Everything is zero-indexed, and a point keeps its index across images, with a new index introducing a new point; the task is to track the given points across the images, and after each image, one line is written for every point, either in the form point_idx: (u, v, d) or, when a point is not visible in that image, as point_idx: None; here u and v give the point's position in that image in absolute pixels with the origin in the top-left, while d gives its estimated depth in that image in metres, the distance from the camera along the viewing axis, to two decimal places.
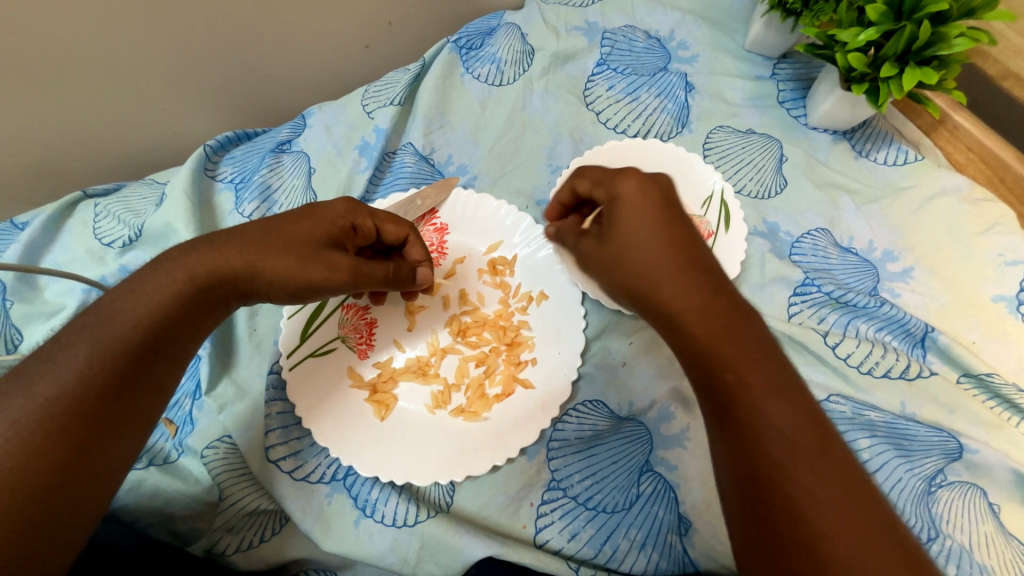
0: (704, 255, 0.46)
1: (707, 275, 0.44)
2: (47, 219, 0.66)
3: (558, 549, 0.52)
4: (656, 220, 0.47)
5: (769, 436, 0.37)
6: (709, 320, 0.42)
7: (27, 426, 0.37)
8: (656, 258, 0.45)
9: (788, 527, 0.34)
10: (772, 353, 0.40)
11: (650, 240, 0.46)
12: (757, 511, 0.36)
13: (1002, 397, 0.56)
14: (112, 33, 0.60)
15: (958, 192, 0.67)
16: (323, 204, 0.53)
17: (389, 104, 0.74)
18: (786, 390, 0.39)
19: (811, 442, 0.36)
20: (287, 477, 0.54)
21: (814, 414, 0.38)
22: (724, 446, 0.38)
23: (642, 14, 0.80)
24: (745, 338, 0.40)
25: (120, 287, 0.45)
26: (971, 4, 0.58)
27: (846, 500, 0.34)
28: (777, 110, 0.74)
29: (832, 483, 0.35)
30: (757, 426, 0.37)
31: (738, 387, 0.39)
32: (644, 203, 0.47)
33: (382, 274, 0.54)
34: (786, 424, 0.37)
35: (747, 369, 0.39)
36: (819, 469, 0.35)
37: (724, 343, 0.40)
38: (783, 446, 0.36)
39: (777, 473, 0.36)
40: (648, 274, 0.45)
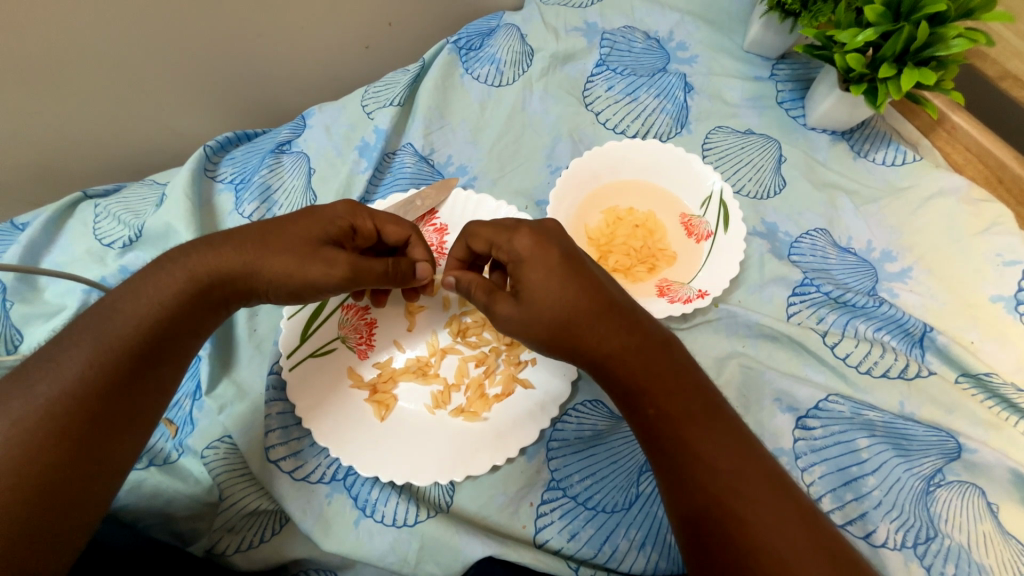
0: (614, 294, 0.47)
1: (621, 315, 0.45)
2: (47, 220, 0.66)
3: (558, 549, 0.52)
4: (559, 271, 0.46)
5: (699, 467, 0.40)
6: (633, 362, 0.44)
7: (28, 425, 0.37)
8: (569, 309, 0.45)
9: (727, 551, 0.37)
10: (692, 384, 0.43)
11: (557, 293, 0.45)
12: (701, 539, 0.38)
13: (1001, 396, 0.56)
14: (112, 34, 0.61)
15: (956, 192, 0.67)
16: (323, 206, 0.53)
17: (388, 105, 0.74)
18: (707, 418, 0.42)
19: (735, 462, 0.40)
20: (287, 478, 0.54)
21: (735, 433, 0.41)
22: (663, 478, 0.41)
23: (641, 15, 0.81)
24: (665, 375, 0.43)
25: (121, 288, 0.45)
26: (969, 5, 0.58)
27: (775, 513, 0.37)
28: (776, 110, 0.74)
29: (760, 500, 0.38)
30: (687, 457, 0.40)
31: (668, 422, 0.42)
32: (543, 254, 0.47)
33: (382, 270, 0.53)
34: (710, 450, 0.40)
35: (671, 403, 0.42)
36: (746, 490, 0.38)
37: (651, 383, 0.43)
38: (710, 471, 0.39)
39: (709, 499, 0.39)
40: (567, 325, 0.45)
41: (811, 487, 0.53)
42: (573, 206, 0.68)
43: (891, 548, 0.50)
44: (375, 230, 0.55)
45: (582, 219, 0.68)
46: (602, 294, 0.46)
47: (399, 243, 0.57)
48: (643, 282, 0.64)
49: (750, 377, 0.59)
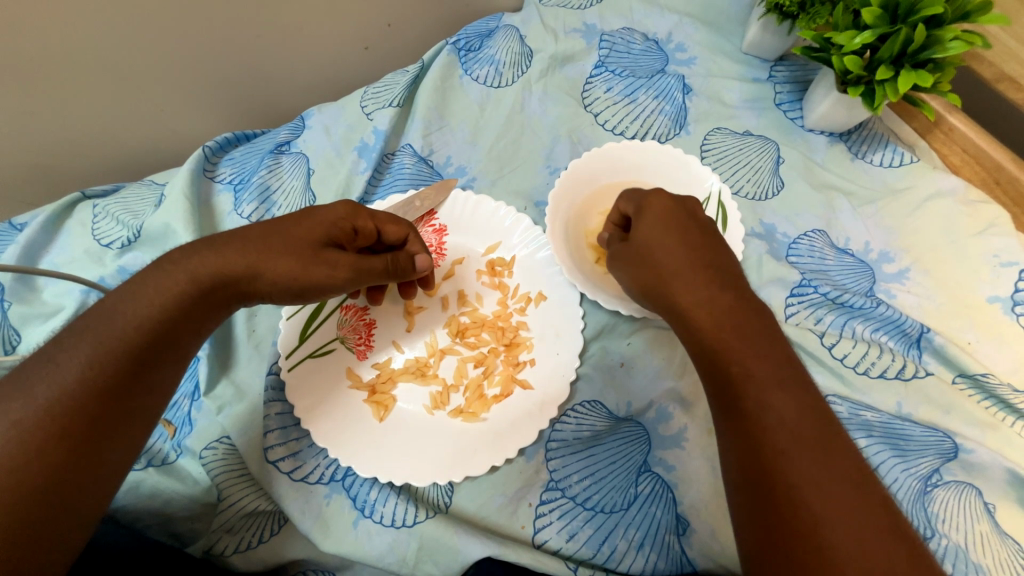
0: (722, 261, 0.52)
1: (726, 282, 0.49)
2: (45, 220, 0.66)
3: (556, 549, 0.52)
4: (679, 231, 0.53)
5: (771, 422, 0.40)
6: (724, 314, 0.47)
7: (28, 425, 0.37)
8: (683, 263, 0.51)
9: (786, 506, 0.37)
10: (779, 351, 0.44)
11: (667, 248, 0.52)
12: (758, 491, 0.39)
13: (997, 397, 0.56)
14: (111, 34, 0.61)
15: (953, 194, 0.67)
16: (325, 207, 0.53)
17: (387, 106, 0.74)
18: (793, 387, 0.42)
19: (814, 433, 0.39)
20: (285, 478, 0.54)
21: (817, 406, 0.41)
22: (729, 430, 0.42)
23: (640, 16, 0.81)
24: (758, 339, 0.45)
25: (121, 289, 0.45)
26: (966, 8, 0.58)
27: (843, 482, 0.37)
28: (774, 112, 0.75)
29: (832, 467, 0.38)
30: (759, 409, 0.41)
31: (746, 377, 0.43)
32: (669, 218, 0.54)
33: (382, 267, 0.54)
34: (789, 415, 0.40)
35: (758, 365, 0.43)
36: (819, 457, 0.38)
37: (732, 335, 0.45)
38: (785, 434, 0.39)
39: (779, 453, 0.39)
40: (669, 272, 0.51)
41: None
42: (571, 207, 0.68)
43: None
44: (376, 230, 0.55)
45: (580, 220, 0.68)
46: (714, 257, 0.52)
47: (397, 242, 0.58)
48: None
49: None
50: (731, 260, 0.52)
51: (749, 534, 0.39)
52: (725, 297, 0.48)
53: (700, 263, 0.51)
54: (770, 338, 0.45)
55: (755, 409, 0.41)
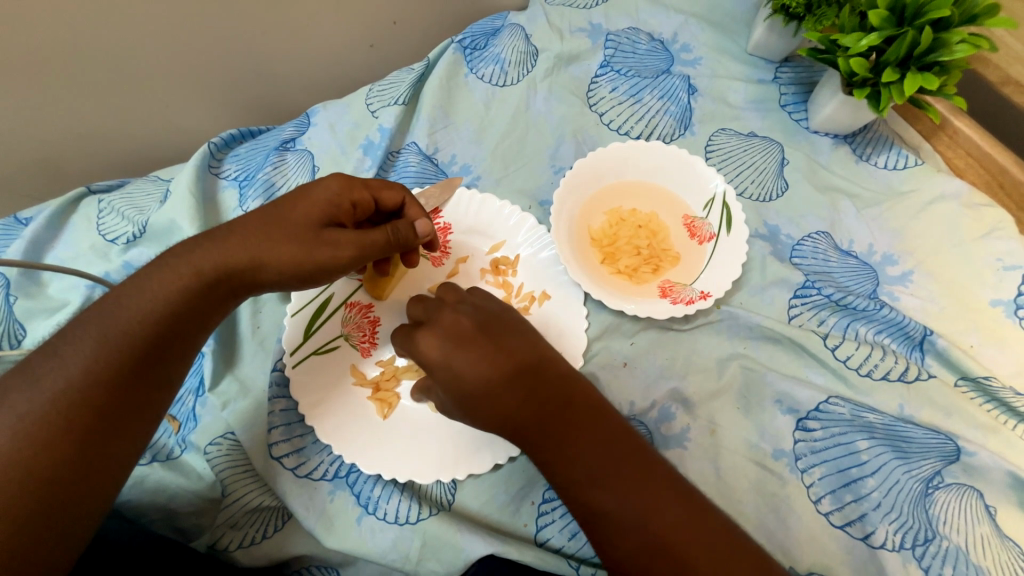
0: (512, 353, 0.49)
1: (518, 390, 0.47)
2: (51, 215, 0.66)
3: (559, 547, 0.52)
4: (469, 330, 0.50)
5: (627, 519, 0.42)
6: (540, 421, 0.46)
7: (35, 417, 0.37)
8: (477, 395, 0.47)
9: None
10: (597, 443, 0.45)
11: (468, 366, 0.48)
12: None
13: (999, 400, 0.57)
14: (118, 31, 0.61)
15: (957, 197, 0.67)
16: (318, 185, 0.52)
17: (393, 104, 0.74)
18: (629, 469, 0.44)
19: (652, 513, 0.42)
20: (290, 474, 0.55)
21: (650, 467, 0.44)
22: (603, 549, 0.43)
23: (645, 16, 0.81)
24: (568, 439, 0.45)
25: (127, 283, 0.45)
26: (974, 11, 0.59)
27: (712, 541, 0.41)
28: (779, 113, 0.75)
29: (698, 534, 0.41)
30: (612, 508, 0.42)
31: (591, 479, 0.44)
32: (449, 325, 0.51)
33: (385, 239, 0.53)
34: (626, 510, 0.42)
35: (579, 469, 0.44)
36: (684, 529, 0.41)
37: (557, 441, 0.45)
38: (633, 528, 0.41)
39: (651, 545, 0.41)
40: (480, 396, 0.47)
41: (811, 488, 0.54)
42: (576, 208, 0.69)
43: (890, 549, 0.51)
44: (372, 200, 0.55)
45: (585, 220, 0.69)
46: (507, 356, 0.49)
47: (395, 208, 0.57)
48: (647, 283, 0.65)
49: (751, 379, 0.59)
50: (520, 345, 0.50)
51: None
52: (530, 406, 0.46)
53: (498, 369, 0.48)
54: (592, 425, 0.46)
55: (612, 513, 0.42)
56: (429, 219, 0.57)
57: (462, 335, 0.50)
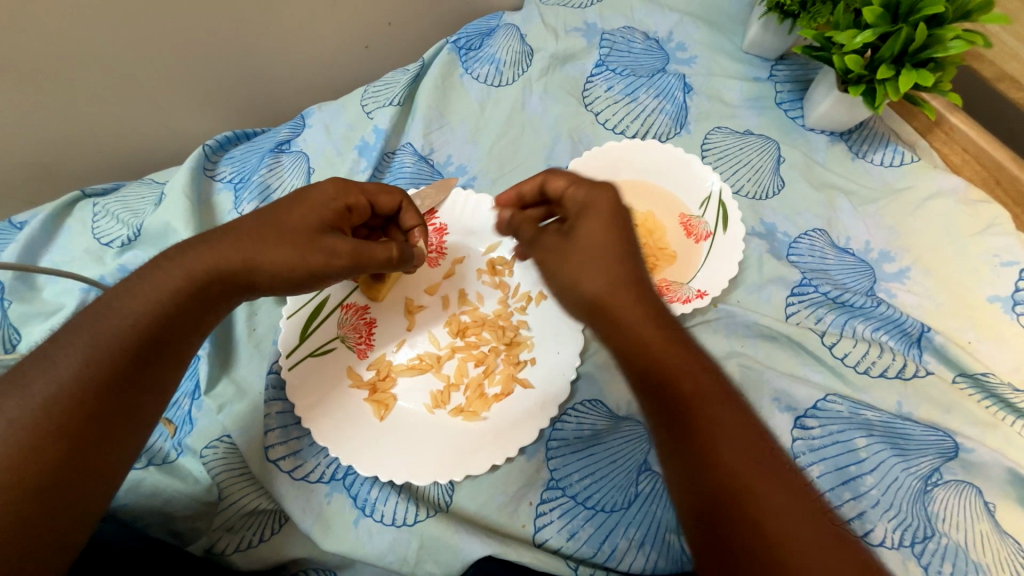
0: (646, 280, 0.48)
1: (649, 299, 0.46)
2: (46, 219, 0.66)
3: (557, 548, 0.52)
4: (611, 238, 0.48)
5: (718, 455, 0.39)
6: (665, 343, 0.44)
7: (26, 423, 0.37)
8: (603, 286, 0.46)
9: (741, 529, 0.36)
10: (712, 376, 0.43)
11: (589, 273, 0.47)
12: (714, 529, 0.37)
13: (997, 396, 0.57)
14: (112, 34, 0.60)
15: (954, 193, 0.67)
16: (315, 189, 0.53)
17: (388, 105, 0.74)
18: (738, 417, 0.41)
19: (752, 453, 0.39)
20: (286, 477, 0.54)
21: (756, 428, 0.41)
22: (681, 476, 0.40)
23: (640, 15, 0.81)
24: (685, 362, 0.43)
25: (118, 287, 0.45)
26: (967, 7, 0.58)
27: (796, 494, 0.37)
28: (775, 111, 0.75)
29: (792, 492, 0.37)
30: (708, 447, 0.39)
31: (696, 415, 0.41)
32: (591, 226, 0.49)
33: (384, 256, 0.52)
34: (725, 438, 0.40)
35: (687, 390, 0.42)
36: (780, 491, 0.37)
37: (667, 366, 0.43)
38: (730, 461, 0.39)
39: (737, 486, 0.38)
40: (597, 296, 0.47)
41: None
42: None
43: (889, 547, 0.50)
44: (368, 205, 0.55)
45: None
46: (642, 276, 0.47)
47: (391, 212, 0.57)
48: None
49: (749, 376, 0.59)
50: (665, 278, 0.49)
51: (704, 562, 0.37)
52: (665, 327, 0.45)
53: (631, 279, 0.47)
54: (710, 374, 0.43)
55: (707, 452, 0.39)
56: (424, 237, 0.58)
57: (604, 236, 0.48)
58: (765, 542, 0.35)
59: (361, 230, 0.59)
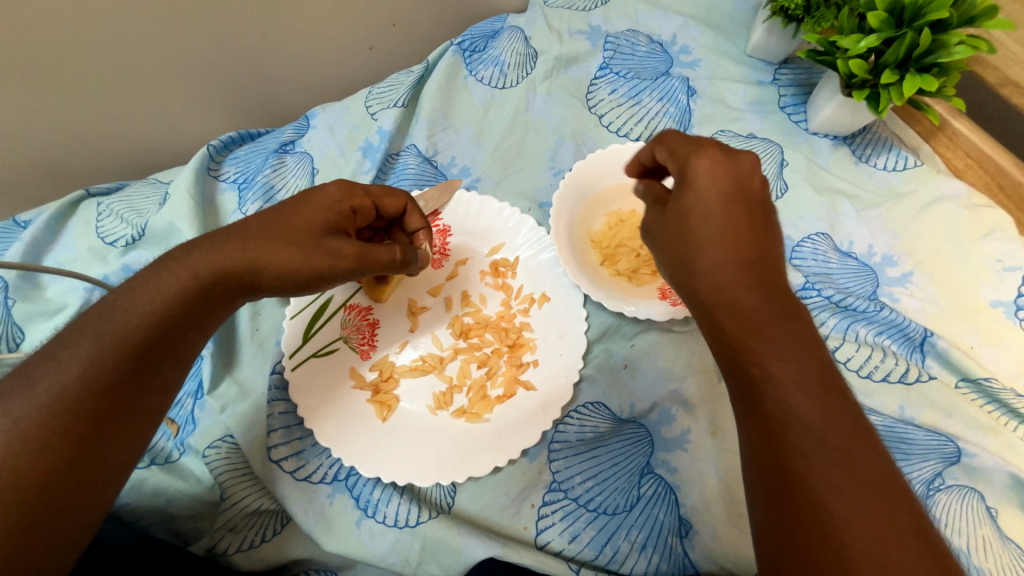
0: (763, 250, 0.44)
1: (765, 273, 0.43)
2: (50, 218, 0.66)
3: (559, 550, 0.52)
4: (717, 206, 0.45)
5: (803, 439, 0.37)
6: (763, 318, 0.41)
7: (30, 423, 0.37)
8: (713, 252, 0.44)
9: (805, 513, 0.35)
10: (812, 356, 0.40)
11: (704, 235, 0.44)
12: (777, 513, 0.36)
13: (1001, 402, 0.56)
14: (117, 33, 0.61)
15: (956, 198, 0.67)
16: (319, 191, 0.53)
17: (392, 106, 0.74)
18: (837, 404, 0.38)
19: (842, 443, 0.36)
20: (288, 477, 0.54)
21: (853, 421, 0.37)
22: (755, 452, 0.38)
23: (644, 18, 0.81)
24: (782, 339, 0.40)
25: (122, 287, 0.45)
26: (972, 12, 0.59)
27: (879, 489, 0.35)
28: (778, 115, 0.75)
29: (876, 488, 0.35)
30: (790, 433, 0.37)
31: (785, 393, 0.38)
32: (709, 195, 0.45)
33: (388, 259, 0.52)
34: (814, 421, 0.37)
35: (781, 367, 0.39)
36: (854, 489, 0.35)
37: (760, 341, 0.40)
38: (812, 444, 0.36)
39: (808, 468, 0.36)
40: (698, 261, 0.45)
41: None
42: (576, 209, 0.68)
43: None
44: (374, 207, 0.55)
45: (585, 221, 0.69)
46: (756, 243, 0.44)
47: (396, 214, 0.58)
48: (647, 285, 0.65)
49: None
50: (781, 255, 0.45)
51: (764, 534, 0.37)
52: (769, 301, 0.42)
53: (737, 250, 0.43)
54: (810, 355, 0.40)
55: (789, 442, 0.37)
56: (429, 239, 0.59)
57: (721, 207, 0.45)
58: (829, 539, 0.34)
59: (366, 232, 0.59)
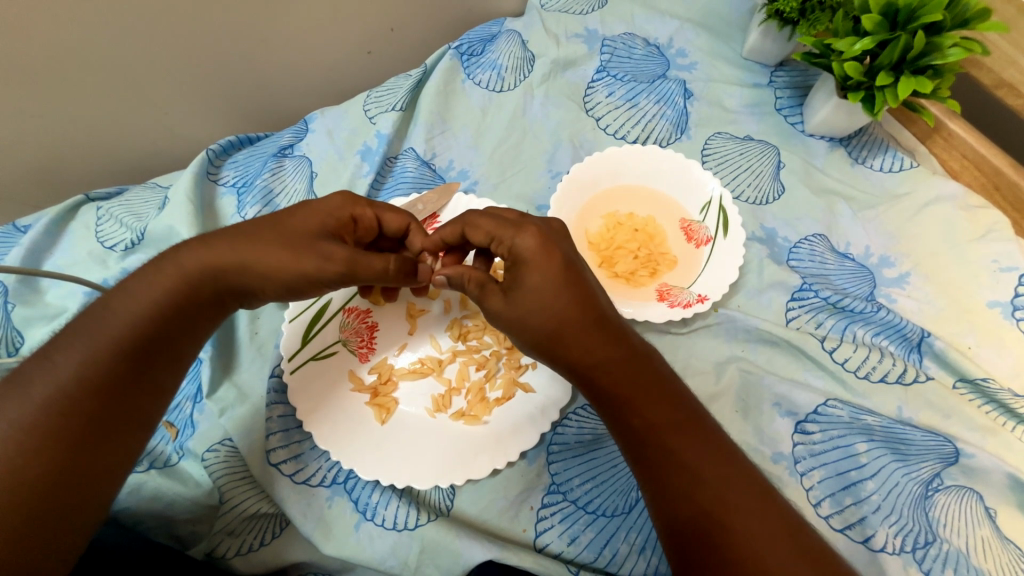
0: (600, 301, 0.46)
1: (609, 327, 0.45)
2: (50, 222, 0.66)
3: (558, 553, 0.52)
4: (553, 284, 0.45)
5: (686, 478, 0.41)
6: (631, 380, 0.44)
7: (25, 425, 0.37)
8: (562, 316, 0.45)
9: (707, 547, 0.39)
10: (671, 398, 0.44)
11: (549, 299, 0.45)
12: (688, 558, 0.39)
13: (998, 401, 0.57)
14: (116, 39, 0.61)
15: (953, 199, 0.68)
16: (321, 198, 0.53)
17: (391, 109, 0.74)
18: (702, 433, 0.43)
19: (716, 470, 0.41)
20: (287, 480, 0.54)
21: (716, 445, 0.42)
22: (653, 498, 0.42)
23: (641, 22, 0.81)
24: (647, 391, 0.44)
25: (116, 289, 0.45)
26: (965, 15, 0.59)
27: (756, 503, 0.40)
28: (775, 117, 0.75)
29: (752, 501, 0.40)
30: (677, 476, 0.41)
31: (662, 440, 0.42)
32: (542, 259, 0.45)
33: (381, 267, 0.52)
34: (693, 458, 0.41)
35: (652, 415, 0.43)
36: (751, 518, 0.39)
37: (630, 398, 0.44)
38: (695, 480, 0.41)
39: (700, 505, 0.40)
40: (556, 327, 0.45)
41: (811, 491, 0.54)
42: (574, 211, 0.69)
43: (890, 552, 0.50)
44: (376, 219, 0.55)
45: (584, 223, 0.69)
46: (594, 314, 0.45)
47: (399, 231, 0.57)
48: (645, 287, 0.64)
49: (749, 381, 0.59)
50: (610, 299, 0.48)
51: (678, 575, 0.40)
52: (624, 353, 0.45)
53: (587, 312, 0.45)
54: (669, 402, 0.44)
55: (680, 484, 0.41)
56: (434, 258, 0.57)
57: (551, 270, 0.45)
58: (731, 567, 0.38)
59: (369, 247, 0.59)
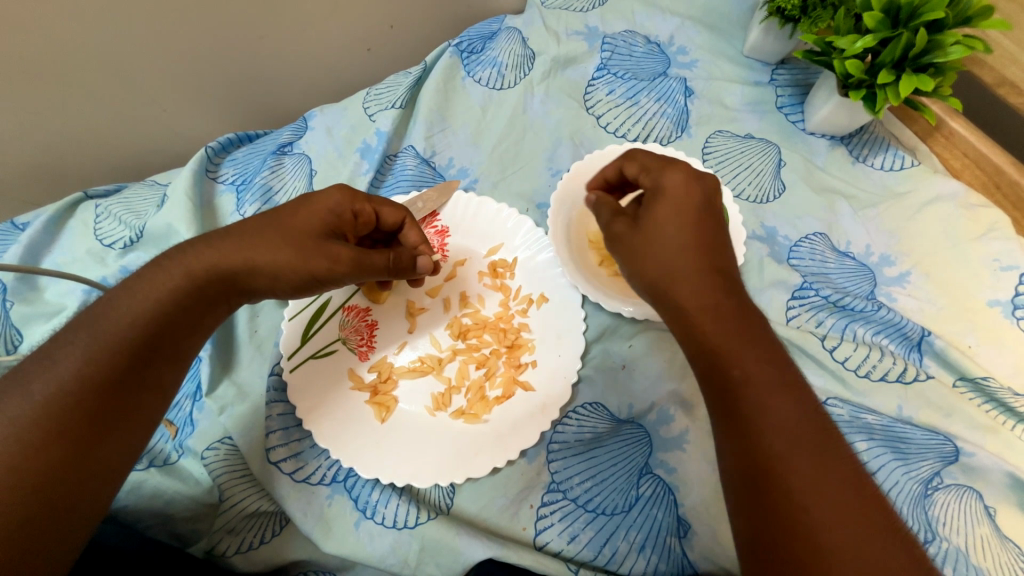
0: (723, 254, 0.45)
1: (727, 279, 0.44)
2: (48, 220, 0.66)
3: (558, 551, 0.52)
4: (677, 223, 0.46)
5: (777, 439, 0.37)
6: (734, 327, 0.41)
7: (25, 423, 0.37)
8: (677, 255, 0.45)
9: (783, 510, 0.35)
10: (781, 360, 0.40)
11: (672, 237, 0.45)
12: (759, 517, 0.36)
13: (997, 400, 0.57)
14: (115, 36, 0.61)
15: (953, 198, 0.68)
16: (321, 193, 0.53)
17: (390, 107, 0.74)
18: (805, 402, 0.39)
19: (812, 437, 0.37)
20: (287, 478, 0.54)
21: (820, 418, 0.38)
22: (732, 454, 0.38)
23: (642, 19, 0.81)
24: (756, 342, 0.41)
25: (118, 287, 0.45)
26: (967, 13, 0.59)
27: (845, 483, 0.35)
28: (775, 115, 0.75)
29: (841, 480, 0.35)
30: (764, 435, 0.37)
31: (755, 393, 0.38)
32: (674, 202, 0.47)
33: (384, 264, 0.53)
34: (787, 420, 0.37)
35: (757, 370, 0.39)
36: (839, 493, 0.35)
37: (732, 344, 0.40)
38: (783, 442, 0.37)
39: (783, 466, 0.36)
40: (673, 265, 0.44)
41: None
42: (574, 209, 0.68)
43: None
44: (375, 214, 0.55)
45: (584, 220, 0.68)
46: (713, 262, 0.44)
47: (394, 226, 0.58)
48: None
49: None
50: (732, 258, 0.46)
51: (743, 540, 0.37)
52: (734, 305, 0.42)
53: (708, 258, 0.44)
54: (777, 362, 0.40)
55: (766, 444, 0.37)
56: (429, 254, 0.59)
57: (681, 213, 0.46)
58: (803, 535, 0.34)
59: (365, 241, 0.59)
